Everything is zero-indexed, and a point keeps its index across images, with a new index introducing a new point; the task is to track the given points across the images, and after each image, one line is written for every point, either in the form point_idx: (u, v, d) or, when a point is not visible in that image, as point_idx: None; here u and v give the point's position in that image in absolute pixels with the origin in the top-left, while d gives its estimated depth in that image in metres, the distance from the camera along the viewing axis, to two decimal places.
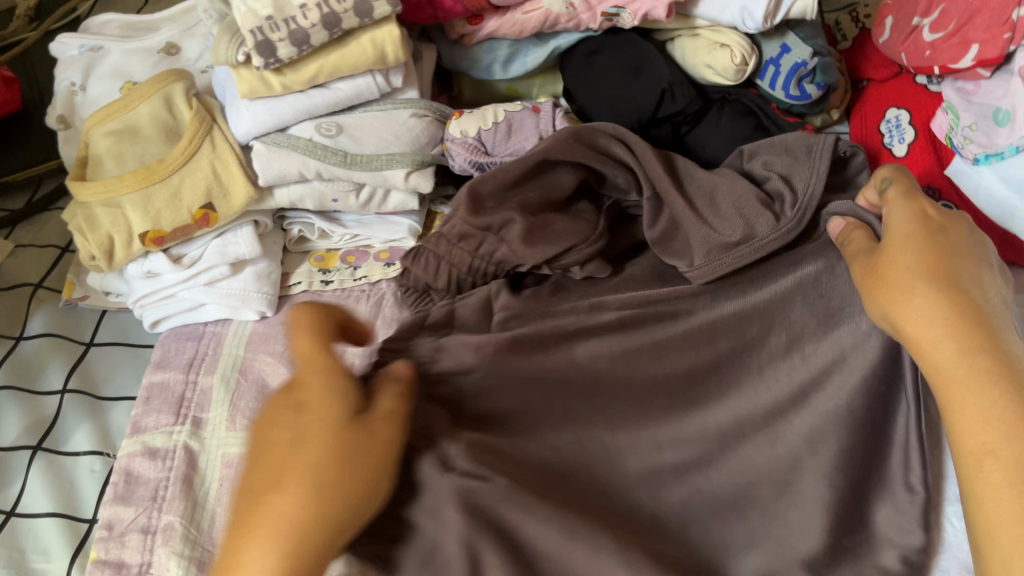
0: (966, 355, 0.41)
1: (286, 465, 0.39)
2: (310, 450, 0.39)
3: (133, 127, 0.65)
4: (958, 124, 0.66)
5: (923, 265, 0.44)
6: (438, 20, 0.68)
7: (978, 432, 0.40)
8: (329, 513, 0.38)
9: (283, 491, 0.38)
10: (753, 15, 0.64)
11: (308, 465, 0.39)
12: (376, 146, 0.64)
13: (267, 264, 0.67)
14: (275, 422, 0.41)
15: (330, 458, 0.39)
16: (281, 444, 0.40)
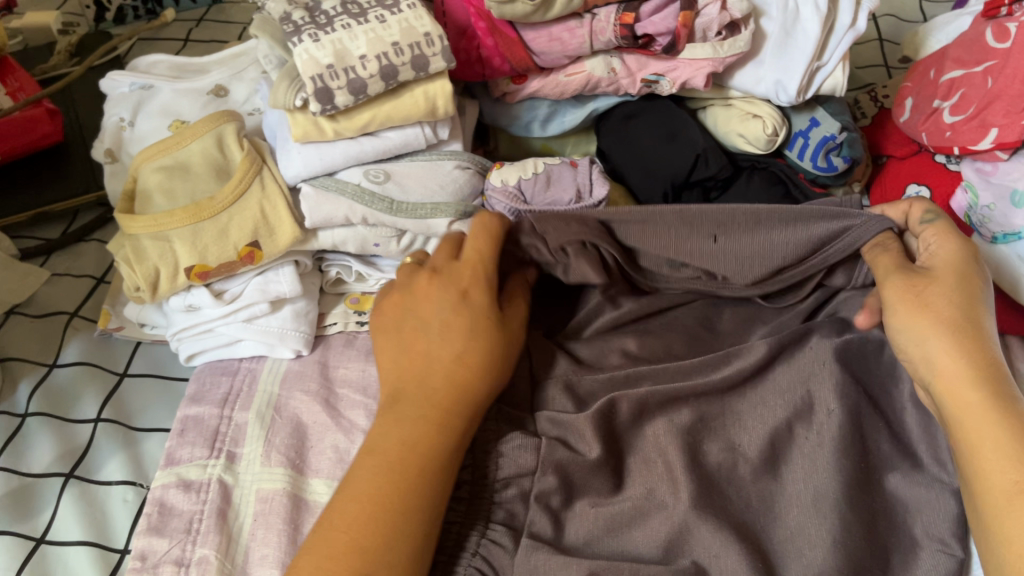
0: (984, 398, 0.47)
1: (415, 405, 0.51)
2: (438, 386, 0.51)
3: (185, 164, 0.66)
4: (977, 204, 0.69)
5: (945, 312, 0.50)
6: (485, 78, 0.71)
7: (1005, 469, 0.45)
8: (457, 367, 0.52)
9: (395, 427, 0.50)
10: (787, 88, 0.68)
11: (431, 403, 0.51)
12: (420, 194, 0.66)
13: (306, 304, 0.68)
14: (423, 339, 0.54)
15: (445, 378, 0.52)
16: (420, 348, 0.54)
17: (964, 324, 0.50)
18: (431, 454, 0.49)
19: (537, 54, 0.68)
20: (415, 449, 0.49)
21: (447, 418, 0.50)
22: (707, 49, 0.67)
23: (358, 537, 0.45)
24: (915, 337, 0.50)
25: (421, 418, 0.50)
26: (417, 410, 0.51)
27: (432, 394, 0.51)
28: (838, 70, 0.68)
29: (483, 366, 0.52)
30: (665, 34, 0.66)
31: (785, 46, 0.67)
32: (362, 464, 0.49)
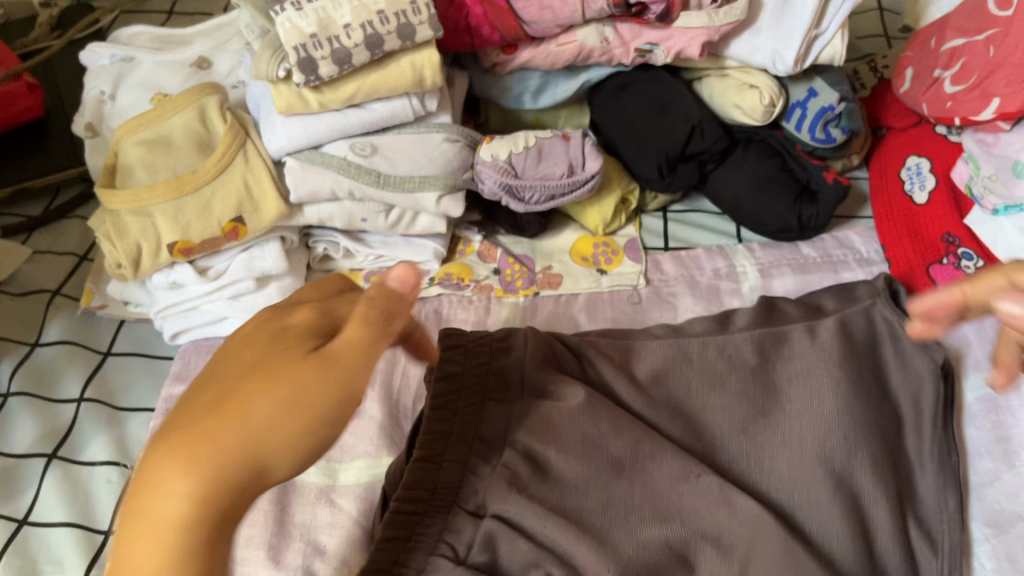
0: None
1: (200, 445, 0.32)
2: (257, 405, 0.33)
3: (166, 138, 0.65)
4: (978, 174, 0.67)
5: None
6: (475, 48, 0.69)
7: None
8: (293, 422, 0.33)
9: (176, 460, 0.31)
10: (784, 58, 0.66)
11: (223, 444, 0.32)
12: (407, 167, 0.65)
13: (292, 280, 0.66)
14: (250, 352, 0.36)
15: (284, 411, 0.33)
16: (253, 356, 0.35)
17: None
18: (214, 493, 0.31)
19: (528, 22, 0.66)
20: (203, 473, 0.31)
21: (241, 454, 0.32)
22: (702, 17, 0.65)
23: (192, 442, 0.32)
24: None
25: (257, 416, 0.33)
26: (224, 431, 0.32)
27: (238, 434, 0.32)
28: (837, 39, 0.67)
29: (336, 393, 0.34)
30: (659, 2, 0.64)
31: (783, 14, 0.66)
32: (144, 494, 0.31)
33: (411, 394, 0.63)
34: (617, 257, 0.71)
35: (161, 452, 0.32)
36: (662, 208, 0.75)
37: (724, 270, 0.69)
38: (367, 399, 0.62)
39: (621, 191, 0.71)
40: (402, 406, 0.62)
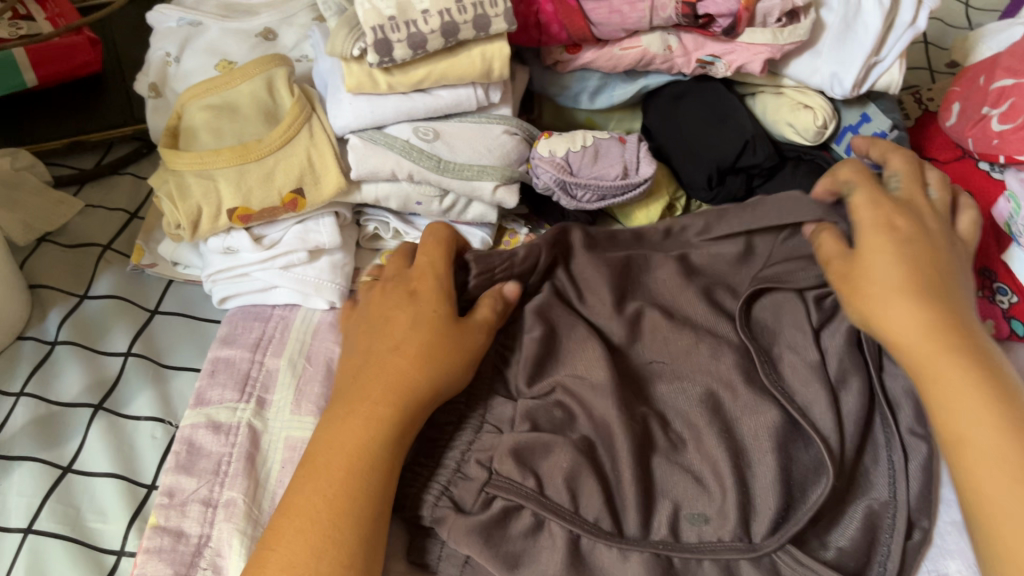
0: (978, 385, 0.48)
1: (362, 417, 0.51)
2: (392, 393, 0.52)
3: (232, 105, 0.66)
4: (1018, 213, 0.69)
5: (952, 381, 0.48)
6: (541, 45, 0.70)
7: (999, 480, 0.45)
8: (367, 446, 0.50)
9: (359, 425, 0.51)
10: (843, 82, 0.68)
11: (386, 395, 0.52)
12: (468, 156, 0.66)
13: (343, 257, 0.67)
14: (354, 384, 0.54)
15: (361, 430, 0.51)
16: (381, 379, 0.53)
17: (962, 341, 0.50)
18: (378, 446, 0.50)
19: (596, 24, 0.67)
20: (363, 449, 0.50)
21: (399, 419, 0.52)
22: (767, 34, 0.67)
23: (340, 491, 0.48)
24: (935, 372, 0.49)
25: (384, 413, 0.51)
26: (363, 421, 0.51)
27: (383, 420, 0.51)
28: (895, 67, 0.68)
29: (424, 382, 0.53)
30: (726, 16, 0.66)
31: (845, 37, 0.67)
32: (321, 452, 0.51)
33: None
34: None
35: (339, 427, 0.52)
36: None
37: None
38: None
39: (669, 197, 0.73)
40: None
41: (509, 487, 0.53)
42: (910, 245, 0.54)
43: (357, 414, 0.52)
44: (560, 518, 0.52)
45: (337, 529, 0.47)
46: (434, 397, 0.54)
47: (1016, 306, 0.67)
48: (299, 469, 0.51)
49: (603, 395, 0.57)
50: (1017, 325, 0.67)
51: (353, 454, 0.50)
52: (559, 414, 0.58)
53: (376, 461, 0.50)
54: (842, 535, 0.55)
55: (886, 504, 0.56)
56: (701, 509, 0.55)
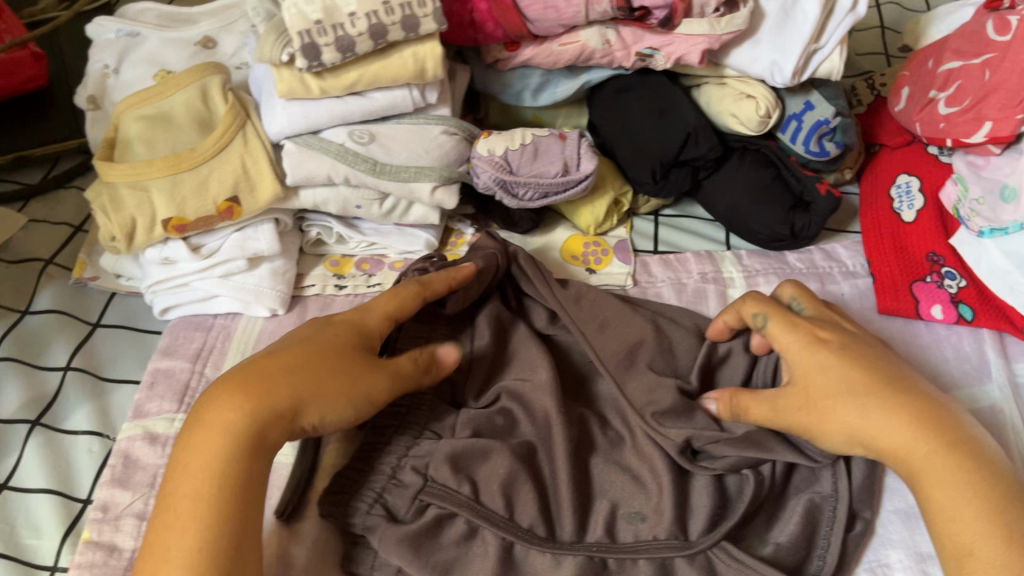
0: (935, 452, 0.50)
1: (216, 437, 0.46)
2: (253, 404, 0.47)
3: (166, 115, 0.65)
4: (965, 196, 0.69)
5: (868, 385, 0.52)
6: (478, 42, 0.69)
7: (990, 539, 0.46)
8: (227, 468, 0.45)
9: (204, 440, 0.45)
10: (783, 70, 0.67)
11: (241, 400, 0.47)
12: (405, 157, 0.65)
13: (284, 263, 0.67)
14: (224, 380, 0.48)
15: (209, 445, 0.45)
16: (252, 377, 0.48)
17: (923, 419, 0.51)
18: (234, 473, 0.45)
19: (532, 21, 0.67)
20: (213, 455, 0.45)
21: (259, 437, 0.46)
22: (704, 25, 0.65)
23: (199, 506, 0.43)
24: (861, 424, 0.51)
25: (231, 421, 0.46)
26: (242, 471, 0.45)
27: (258, 426, 0.46)
28: (835, 53, 0.68)
29: (289, 400, 0.48)
30: (662, 8, 0.65)
31: (783, 26, 0.66)
32: (185, 465, 0.45)
33: None
34: (607, 257, 0.71)
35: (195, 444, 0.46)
36: (653, 211, 0.76)
37: (710, 275, 0.70)
38: None
39: (614, 192, 0.72)
40: None
41: (444, 495, 0.53)
42: (847, 351, 0.55)
43: (204, 430, 0.46)
44: (495, 526, 0.52)
45: (189, 550, 0.42)
46: (296, 410, 0.48)
47: (964, 290, 0.67)
48: (160, 500, 0.45)
49: (544, 394, 0.58)
50: (965, 309, 0.67)
51: (200, 476, 0.44)
52: (500, 421, 0.58)
53: (236, 482, 0.45)
54: (779, 532, 0.55)
55: (827, 498, 0.55)
56: (638, 508, 0.55)
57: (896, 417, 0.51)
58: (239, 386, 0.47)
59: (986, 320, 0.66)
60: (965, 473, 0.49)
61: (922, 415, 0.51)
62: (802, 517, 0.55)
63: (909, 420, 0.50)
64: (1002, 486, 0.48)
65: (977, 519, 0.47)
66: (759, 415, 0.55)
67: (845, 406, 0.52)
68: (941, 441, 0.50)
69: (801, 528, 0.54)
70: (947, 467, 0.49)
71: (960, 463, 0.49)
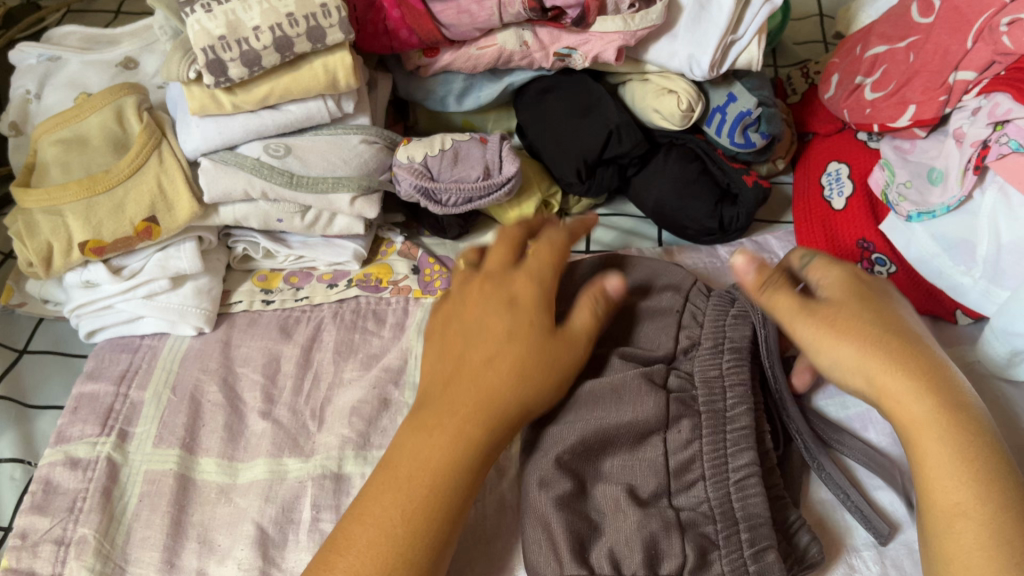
0: (929, 409, 0.44)
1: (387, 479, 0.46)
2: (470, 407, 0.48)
3: (83, 137, 0.65)
4: (893, 181, 0.68)
5: (858, 332, 0.47)
6: (395, 50, 0.69)
7: (950, 487, 0.42)
8: (417, 521, 0.44)
9: (390, 496, 0.45)
10: (700, 62, 0.66)
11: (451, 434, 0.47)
12: (322, 169, 0.65)
13: (208, 280, 0.67)
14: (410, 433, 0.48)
15: (402, 500, 0.45)
16: (455, 379, 0.49)
17: (892, 341, 0.47)
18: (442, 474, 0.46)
19: (446, 26, 0.66)
20: (429, 487, 0.45)
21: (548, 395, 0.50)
22: (618, 21, 0.65)
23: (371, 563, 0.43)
24: (852, 364, 0.47)
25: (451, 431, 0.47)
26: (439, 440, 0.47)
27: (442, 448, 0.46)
28: (754, 44, 0.67)
29: (511, 399, 0.48)
30: (574, 6, 0.64)
31: (700, 18, 0.66)
32: (358, 519, 0.45)
33: (321, 392, 0.62)
34: None
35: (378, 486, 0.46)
36: (586, 211, 0.75)
37: None
38: (274, 402, 0.62)
39: (541, 194, 0.72)
40: (311, 396, 0.62)
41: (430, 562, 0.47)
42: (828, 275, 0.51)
43: (396, 470, 0.46)
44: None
45: None
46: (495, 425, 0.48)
47: (894, 277, 0.67)
48: (375, 474, 0.47)
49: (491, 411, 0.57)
50: None
51: (394, 522, 0.44)
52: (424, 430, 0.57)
53: (445, 492, 0.45)
54: (690, 497, 0.49)
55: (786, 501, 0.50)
56: None
57: (910, 361, 0.46)
58: (456, 378, 0.49)
59: (918, 302, 0.66)
60: (962, 434, 0.43)
61: (911, 366, 0.46)
62: (715, 475, 0.49)
63: (881, 351, 0.46)
64: (1001, 471, 0.43)
65: (961, 496, 0.42)
66: (786, 310, 0.50)
67: (854, 348, 0.47)
68: (946, 400, 0.44)
69: (715, 487, 0.49)
70: (939, 433, 0.44)
71: (957, 424, 0.44)
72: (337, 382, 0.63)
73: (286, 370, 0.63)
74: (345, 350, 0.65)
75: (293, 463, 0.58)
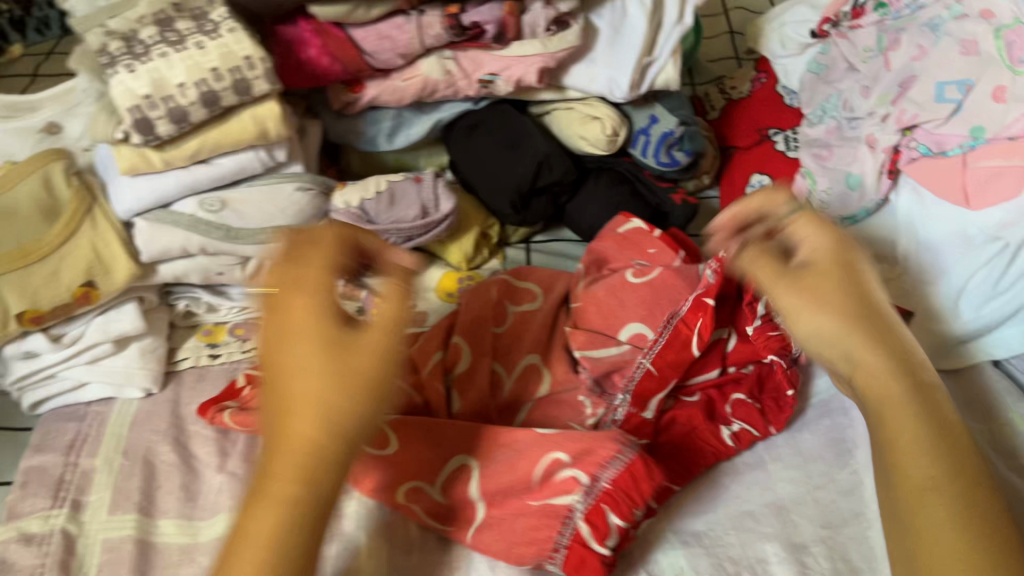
0: (904, 391, 0.45)
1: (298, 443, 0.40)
2: (313, 422, 0.40)
3: (9, 208, 0.64)
4: (815, 189, 0.72)
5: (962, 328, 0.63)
6: (318, 82, 0.69)
7: (923, 460, 0.42)
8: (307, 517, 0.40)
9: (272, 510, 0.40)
10: (620, 84, 0.69)
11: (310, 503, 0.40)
12: (260, 220, 0.66)
13: (152, 339, 0.67)
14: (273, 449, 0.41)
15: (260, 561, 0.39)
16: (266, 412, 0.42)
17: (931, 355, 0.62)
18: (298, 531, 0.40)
19: (369, 53, 0.67)
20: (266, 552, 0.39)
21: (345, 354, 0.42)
22: (537, 44, 0.68)
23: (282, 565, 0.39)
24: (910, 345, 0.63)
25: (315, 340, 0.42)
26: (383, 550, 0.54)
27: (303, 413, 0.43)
28: (670, 64, 0.70)
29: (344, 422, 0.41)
30: (493, 23, 0.67)
31: (616, 42, 0.70)
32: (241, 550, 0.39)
33: None
34: None
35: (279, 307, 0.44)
36: (524, 240, 0.77)
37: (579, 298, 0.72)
38: (228, 457, 0.62)
39: (480, 228, 0.74)
40: None
41: None
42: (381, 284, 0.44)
43: (272, 504, 0.40)
44: None
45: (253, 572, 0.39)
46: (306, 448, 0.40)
47: None
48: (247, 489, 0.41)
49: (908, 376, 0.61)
50: None
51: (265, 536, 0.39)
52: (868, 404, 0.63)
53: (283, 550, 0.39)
54: None
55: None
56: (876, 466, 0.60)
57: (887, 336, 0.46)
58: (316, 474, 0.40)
59: None
60: (942, 442, 0.43)
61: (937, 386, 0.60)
62: None
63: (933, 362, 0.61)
64: (965, 446, 0.43)
65: (920, 485, 0.42)
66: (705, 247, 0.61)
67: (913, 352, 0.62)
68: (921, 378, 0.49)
69: None
70: (938, 414, 0.44)
71: (914, 390, 0.45)
72: None
73: None
74: None
75: None
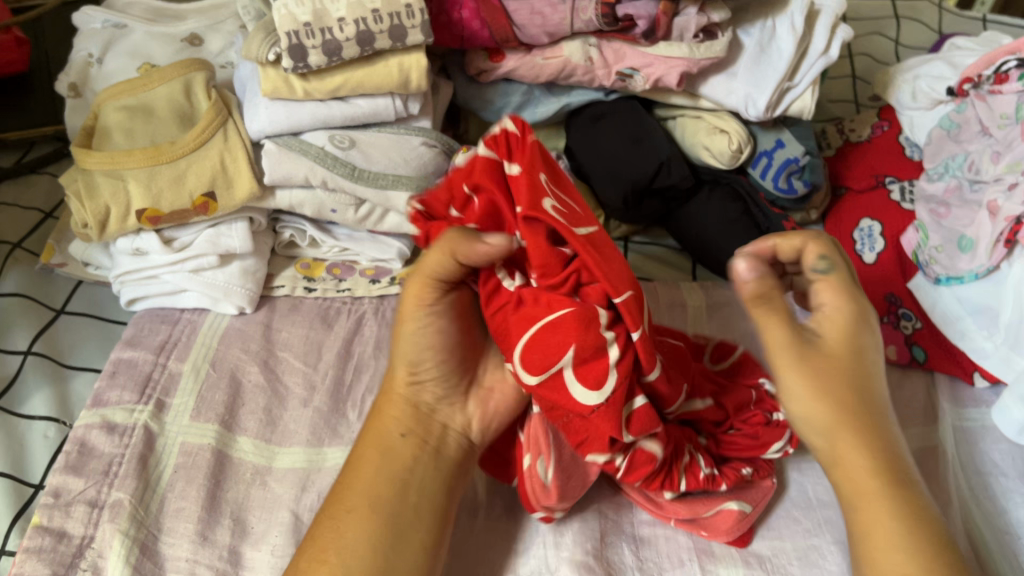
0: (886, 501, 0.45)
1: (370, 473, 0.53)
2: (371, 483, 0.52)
3: (148, 106, 0.66)
4: (926, 243, 0.70)
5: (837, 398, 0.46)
6: (462, 44, 0.70)
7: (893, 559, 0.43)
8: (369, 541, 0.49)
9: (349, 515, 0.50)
10: (756, 102, 0.69)
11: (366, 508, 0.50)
12: (384, 165, 0.66)
13: (255, 262, 0.68)
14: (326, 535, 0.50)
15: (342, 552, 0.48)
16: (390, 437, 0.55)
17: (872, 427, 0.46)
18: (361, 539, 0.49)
19: (518, 26, 0.68)
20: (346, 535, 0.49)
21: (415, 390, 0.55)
22: (684, 48, 0.67)
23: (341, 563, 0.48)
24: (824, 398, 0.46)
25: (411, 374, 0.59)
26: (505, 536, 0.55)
27: (400, 419, 0.54)
28: (807, 93, 0.71)
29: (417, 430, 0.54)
30: (645, 18, 0.65)
31: (759, 61, 0.69)
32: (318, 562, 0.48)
33: (360, 386, 0.63)
34: None
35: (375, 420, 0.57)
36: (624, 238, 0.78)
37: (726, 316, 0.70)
38: (313, 390, 0.62)
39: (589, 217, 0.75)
40: (351, 386, 0.63)
41: None
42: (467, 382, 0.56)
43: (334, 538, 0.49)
44: None
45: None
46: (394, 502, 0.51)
47: (919, 332, 0.70)
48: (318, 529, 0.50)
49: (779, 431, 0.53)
50: (918, 351, 0.69)
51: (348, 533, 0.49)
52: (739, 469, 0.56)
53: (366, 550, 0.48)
54: None
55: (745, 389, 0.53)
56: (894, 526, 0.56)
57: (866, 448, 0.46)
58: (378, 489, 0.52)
59: (938, 362, 0.68)
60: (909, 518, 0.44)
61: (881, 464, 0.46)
62: None
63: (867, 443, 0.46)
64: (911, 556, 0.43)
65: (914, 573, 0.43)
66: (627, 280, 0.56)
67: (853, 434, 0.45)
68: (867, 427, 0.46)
69: None
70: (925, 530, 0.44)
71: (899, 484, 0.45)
72: (377, 375, 0.63)
73: (326, 359, 0.64)
74: (384, 346, 0.65)
75: (332, 453, 0.58)
